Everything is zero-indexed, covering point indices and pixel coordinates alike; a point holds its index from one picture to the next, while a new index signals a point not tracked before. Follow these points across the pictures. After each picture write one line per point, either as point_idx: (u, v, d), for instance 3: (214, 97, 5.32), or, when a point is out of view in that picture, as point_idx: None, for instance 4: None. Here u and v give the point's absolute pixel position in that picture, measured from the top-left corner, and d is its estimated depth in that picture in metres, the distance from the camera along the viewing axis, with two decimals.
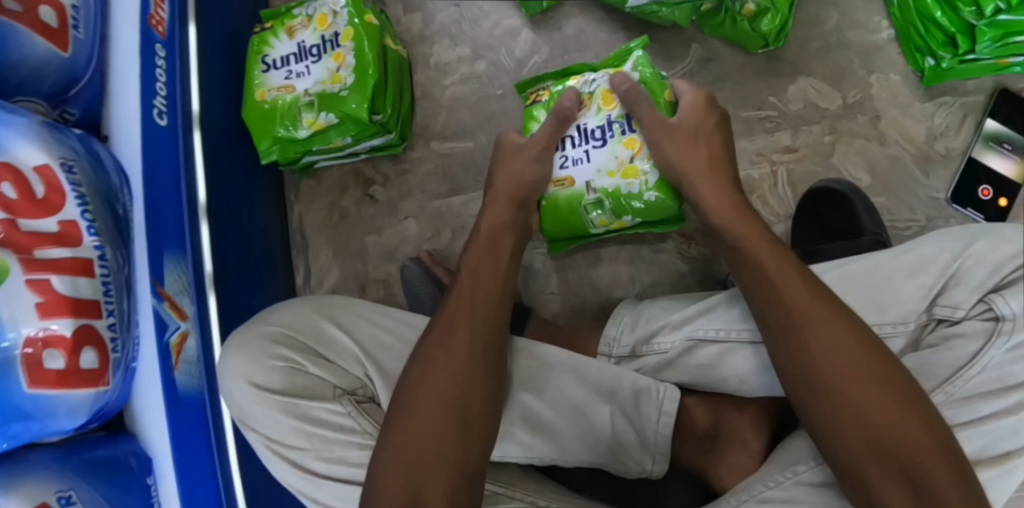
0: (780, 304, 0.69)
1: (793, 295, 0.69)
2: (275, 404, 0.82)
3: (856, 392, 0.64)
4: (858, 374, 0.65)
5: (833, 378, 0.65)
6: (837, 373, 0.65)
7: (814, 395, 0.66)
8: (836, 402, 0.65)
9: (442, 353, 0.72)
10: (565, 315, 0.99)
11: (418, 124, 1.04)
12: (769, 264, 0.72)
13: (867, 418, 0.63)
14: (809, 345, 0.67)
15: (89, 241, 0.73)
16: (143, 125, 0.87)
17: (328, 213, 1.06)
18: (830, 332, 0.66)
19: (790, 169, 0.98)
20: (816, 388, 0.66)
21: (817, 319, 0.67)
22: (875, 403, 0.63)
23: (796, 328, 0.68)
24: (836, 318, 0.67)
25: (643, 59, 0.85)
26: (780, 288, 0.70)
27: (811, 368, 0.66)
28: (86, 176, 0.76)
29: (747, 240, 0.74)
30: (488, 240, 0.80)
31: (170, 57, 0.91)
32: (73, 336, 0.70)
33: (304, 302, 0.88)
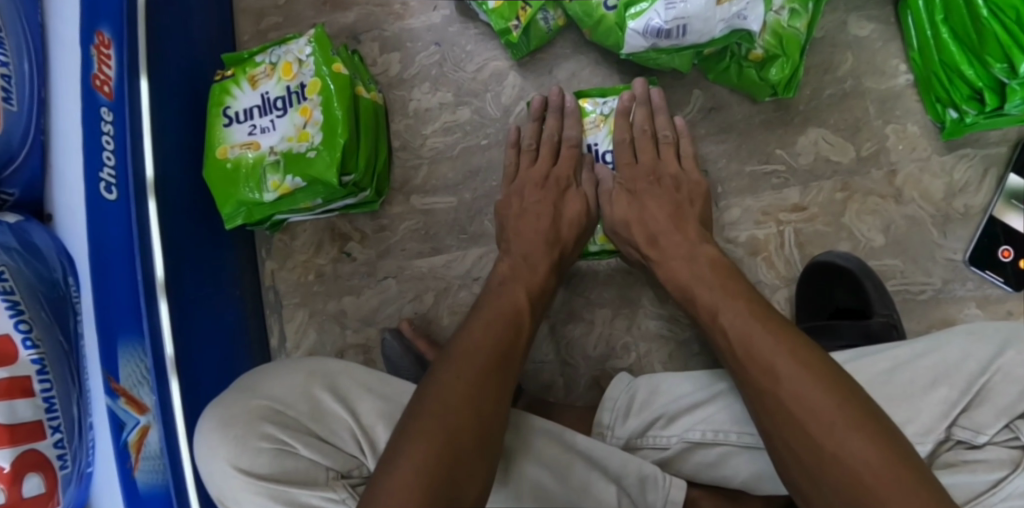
0: (748, 354, 0.65)
1: (761, 341, 0.65)
2: (264, 493, 0.70)
3: (836, 439, 0.59)
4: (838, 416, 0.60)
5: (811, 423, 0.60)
6: (820, 415, 0.60)
7: (794, 443, 0.61)
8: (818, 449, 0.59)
9: (436, 388, 0.64)
10: (557, 386, 0.93)
11: (397, 177, 0.96)
12: (733, 319, 0.68)
13: (851, 466, 0.58)
14: (787, 389, 0.62)
15: (26, 356, 0.69)
16: (88, 201, 0.78)
17: (301, 271, 0.98)
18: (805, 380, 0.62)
19: (798, 229, 0.91)
20: (794, 434, 0.61)
21: (792, 362, 0.63)
22: (866, 454, 0.58)
23: (770, 372, 0.63)
24: (811, 362, 0.63)
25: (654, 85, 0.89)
26: (754, 332, 0.66)
27: (789, 416, 0.61)
28: (21, 277, 0.71)
29: (725, 311, 0.69)
30: (496, 311, 0.72)
31: (118, 120, 0.81)
32: (12, 467, 0.65)
33: (296, 366, 0.76)
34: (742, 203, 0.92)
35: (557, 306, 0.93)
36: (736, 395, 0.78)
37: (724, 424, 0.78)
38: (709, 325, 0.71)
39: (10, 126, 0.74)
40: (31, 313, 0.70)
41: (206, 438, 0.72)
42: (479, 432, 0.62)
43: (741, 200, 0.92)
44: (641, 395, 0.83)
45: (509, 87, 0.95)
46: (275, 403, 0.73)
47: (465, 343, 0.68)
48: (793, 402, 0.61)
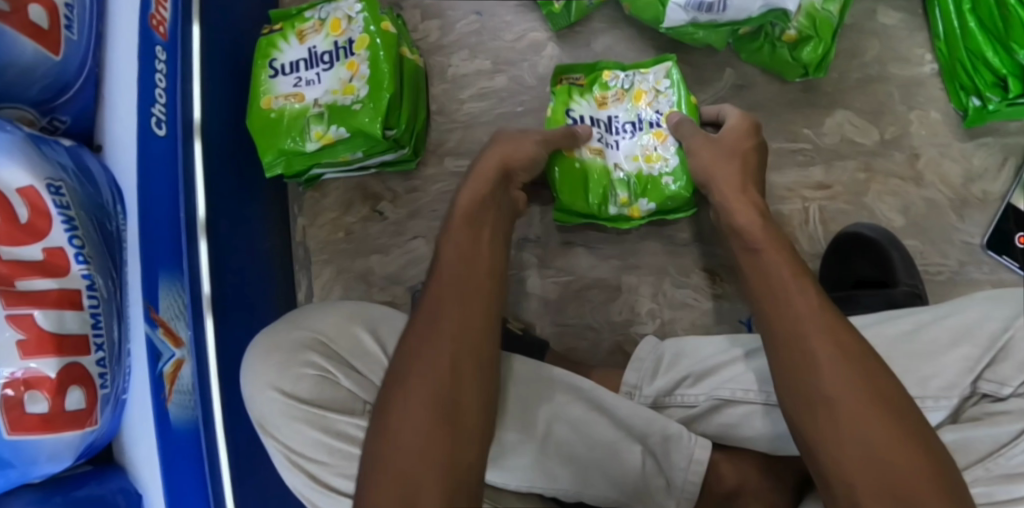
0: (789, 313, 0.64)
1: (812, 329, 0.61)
2: (302, 417, 0.71)
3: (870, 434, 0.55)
4: (875, 418, 0.56)
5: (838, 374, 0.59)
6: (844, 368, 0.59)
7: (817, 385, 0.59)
8: (845, 436, 0.56)
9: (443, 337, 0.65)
10: (581, 350, 0.94)
11: (432, 140, 0.98)
12: (775, 302, 0.64)
13: (870, 450, 0.55)
14: (822, 377, 0.58)
15: (77, 270, 0.69)
16: (138, 136, 0.79)
17: (331, 229, 0.99)
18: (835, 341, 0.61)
19: (823, 206, 0.94)
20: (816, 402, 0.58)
21: (836, 353, 0.59)
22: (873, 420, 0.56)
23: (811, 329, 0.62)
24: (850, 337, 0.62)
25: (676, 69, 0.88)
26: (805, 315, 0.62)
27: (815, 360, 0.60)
28: (76, 195, 0.71)
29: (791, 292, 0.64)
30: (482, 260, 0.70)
31: (171, 61, 0.83)
32: (57, 377, 0.66)
33: (339, 306, 0.78)
34: (767, 179, 0.94)
35: (584, 272, 0.95)
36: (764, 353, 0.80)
37: (753, 382, 0.79)
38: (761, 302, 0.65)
39: (69, 53, 0.75)
40: (83, 230, 0.70)
41: (251, 363, 0.74)
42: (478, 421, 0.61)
43: (767, 175, 0.94)
44: (667, 358, 0.86)
45: (547, 58, 0.97)
46: (320, 334, 0.75)
47: (434, 330, 0.64)
48: (826, 389, 0.58)
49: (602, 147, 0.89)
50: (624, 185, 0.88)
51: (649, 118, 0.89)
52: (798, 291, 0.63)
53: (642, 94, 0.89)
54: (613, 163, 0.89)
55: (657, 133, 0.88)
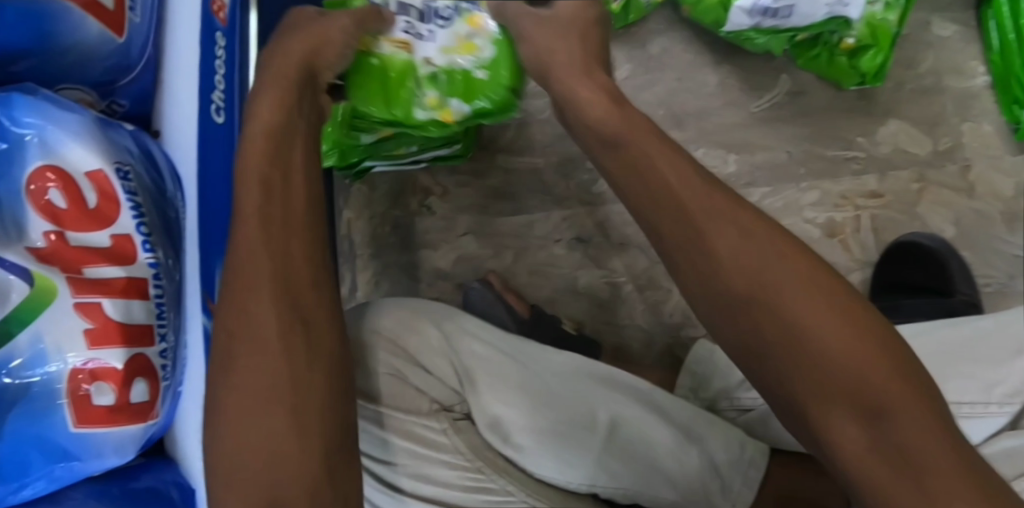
0: (678, 230, 0.55)
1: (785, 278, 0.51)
2: (371, 415, 0.75)
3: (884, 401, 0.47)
4: (884, 373, 0.48)
5: (763, 294, 0.51)
6: (759, 282, 0.52)
7: (732, 306, 0.52)
8: (812, 370, 0.49)
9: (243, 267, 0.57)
10: (630, 350, 0.94)
11: (484, 136, 0.97)
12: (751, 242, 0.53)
13: (857, 384, 0.48)
14: (810, 333, 0.49)
15: (143, 258, 0.67)
16: (199, 123, 0.77)
17: (378, 222, 0.97)
18: (733, 237, 0.53)
19: (874, 214, 0.94)
20: (784, 339, 0.50)
21: (821, 312, 0.50)
22: (834, 344, 0.49)
23: (696, 236, 0.54)
24: (753, 235, 0.53)
25: None
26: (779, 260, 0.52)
27: (720, 282, 0.53)
28: (142, 180, 0.69)
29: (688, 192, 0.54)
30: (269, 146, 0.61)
31: (229, 47, 0.82)
32: (124, 369, 0.64)
33: (404, 303, 0.81)
34: (821, 186, 0.94)
35: (636, 273, 0.95)
36: None
37: None
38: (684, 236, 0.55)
39: (133, 34, 0.72)
40: (148, 216, 0.69)
41: None
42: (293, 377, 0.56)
43: (820, 182, 0.94)
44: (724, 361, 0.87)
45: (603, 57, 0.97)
46: (387, 333, 0.78)
47: (248, 313, 0.56)
48: (810, 332, 0.49)
49: (409, 38, 0.75)
50: (433, 82, 0.77)
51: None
52: (721, 200, 0.54)
53: None
54: (422, 57, 0.76)
55: (476, 17, 0.74)
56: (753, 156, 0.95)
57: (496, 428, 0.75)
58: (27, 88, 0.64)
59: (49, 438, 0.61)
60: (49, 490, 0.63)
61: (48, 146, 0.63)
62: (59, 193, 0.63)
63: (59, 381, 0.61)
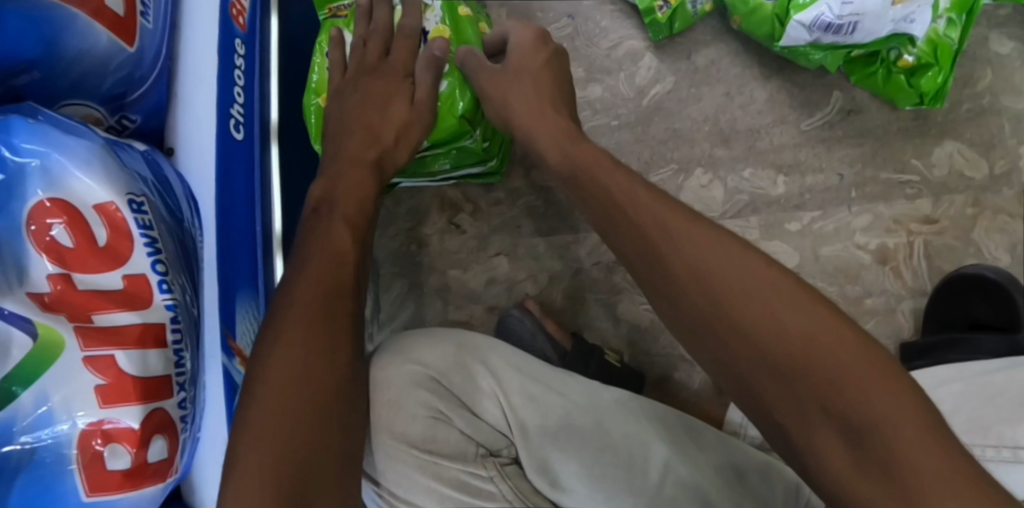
0: (642, 243, 0.56)
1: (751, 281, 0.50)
2: (413, 462, 0.65)
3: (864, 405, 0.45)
4: (839, 345, 0.47)
5: (726, 295, 0.50)
6: (722, 284, 0.51)
7: (701, 307, 0.51)
8: (774, 355, 0.48)
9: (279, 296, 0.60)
10: (673, 381, 0.89)
11: (517, 151, 0.90)
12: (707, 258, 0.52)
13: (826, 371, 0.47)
14: (815, 352, 0.47)
15: (160, 301, 0.59)
16: (217, 141, 0.69)
17: (404, 240, 0.90)
18: (691, 239, 0.53)
19: (928, 241, 0.89)
20: (716, 327, 0.50)
21: (794, 323, 0.48)
22: (802, 325, 0.48)
23: (664, 233, 0.55)
24: (699, 232, 0.54)
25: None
26: (733, 273, 0.51)
27: (683, 281, 0.52)
28: (157, 211, 0.61)
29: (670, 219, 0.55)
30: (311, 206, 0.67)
31: (250, 56, 0.73)
32: (142, 428, 0.56)
33: (445, 334, 0.71)
34: (874, 209, 0.89)
35: None
36: None
37: None
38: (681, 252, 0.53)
39: (144, 42, 0.65)
40: (165, 252, 0.61)
41: None
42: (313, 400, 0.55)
43: (873, 206, 0.89)
44: None
45: (645, 69, 0.90)
46: (430, 371, 0.69)
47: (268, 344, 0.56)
48: (746, 316, 0.49)
49: None
50: None
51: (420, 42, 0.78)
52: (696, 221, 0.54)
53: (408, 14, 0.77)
54: None
55: None
56: (803, 178, 0.89)
57: (546, 471, 0.69)
58: (27, 108, 0.57)
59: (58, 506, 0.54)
60: None
61: (52, 175, 0.56)
62: (66, 231, 0.55)
63: (68, 445, 0.54)
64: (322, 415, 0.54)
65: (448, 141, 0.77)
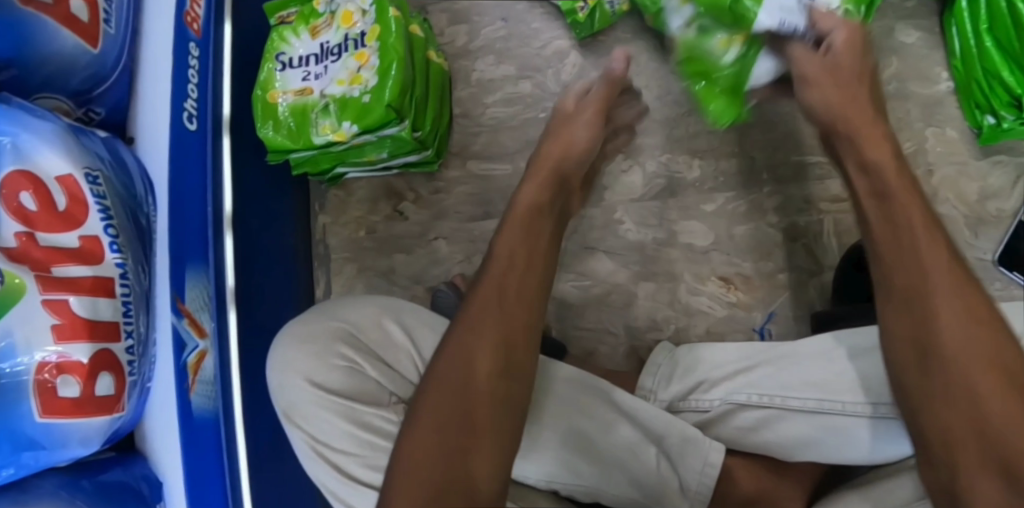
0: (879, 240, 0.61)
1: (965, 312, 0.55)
2: (331, 407, 0.72)
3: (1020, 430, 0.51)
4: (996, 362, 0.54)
5: (917, 297, 0.57)
6: (911, 281, 0.58)
7: (911, 309, 0.57)
8: (949, 359, 0.54)
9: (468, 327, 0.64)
10: (598, 354, 0.96)
11: (455, 143, 1.00)
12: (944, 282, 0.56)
13: (977, 376, 0.53)
14: (969, 367, 0.54)
15: (111, 259, 0.70)
16: (172, 130, 0.81)
17: (354, 227, 1.00)
18: (918, 240, 0.59)
19: (837, 219, 0.95)
20: (910, 325, 0.57)
21: (974, 344, 0.54)
22: (970, 337, 0.54)
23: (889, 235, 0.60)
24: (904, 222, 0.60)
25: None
26: (963, 313, 0.55)
27: (895, 284, 0.58)
28: (111, 184, 0.72)
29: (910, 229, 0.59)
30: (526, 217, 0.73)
31: (204, 57, 0.85)
32: (90, 363, 0.66)
33: (370, 299, 0.79)
34: (784, 191, 0.96)
35: (603, 277, 0.97)
36: (778, 358, 0.83)
37: (769, 388, 0.81)
38: (901, 275, 0.58)
39: (107, 46, 0.77)
40: (118, 220, 0.71)
41: (284, 351, 0.76)
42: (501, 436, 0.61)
43: (785, 188, 0.96)
44: (678, 365, 0.88)
45: (571, 65, 0.99)
46: (351, 327, 0.77)
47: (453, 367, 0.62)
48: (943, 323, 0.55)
49: (307, 84, 0.89)
50: (327, 112, 0.87)
51: (356, 40, 0.88)
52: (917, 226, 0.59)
53: (347, 16, 0.89)
54: (319, 92, 0.88)
55: (359, 55, 0.87)
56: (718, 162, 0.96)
57: None
58: (3, 97, 0.67)
59: (15, 428, 0.64)
60: (15, 477, 0.66)
61: (22, 152, 0.66)
62: (31, 196, 0.66)
63: (28, 374, 0.64)
64: (476, 435, 0.60)
65: (375, 127, 0.85)
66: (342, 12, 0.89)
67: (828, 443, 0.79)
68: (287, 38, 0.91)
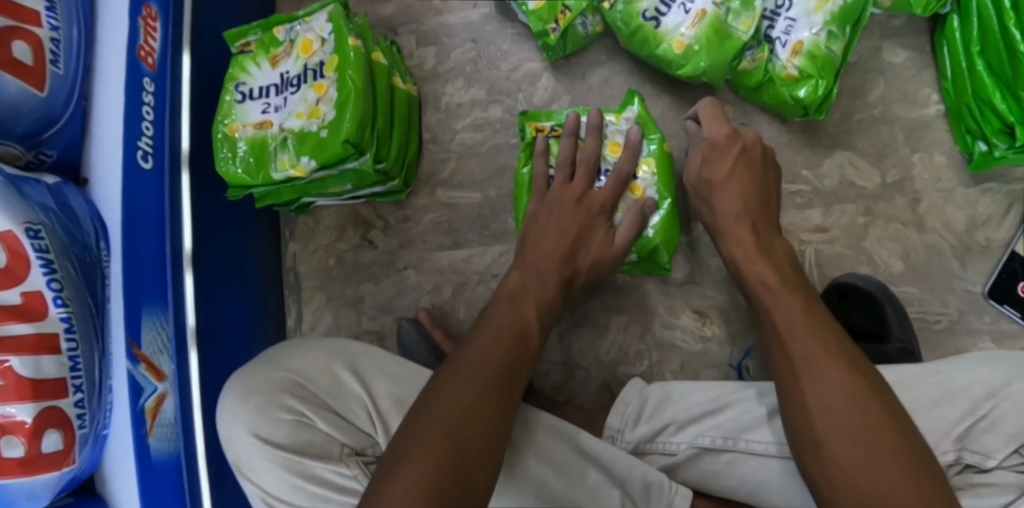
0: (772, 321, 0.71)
1: (828, 397, 0.64)
2: (279, 462, 0.73)
3: (867, 465, 0.61)
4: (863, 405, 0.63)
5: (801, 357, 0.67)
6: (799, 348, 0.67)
7: (798, 365, 0.67)
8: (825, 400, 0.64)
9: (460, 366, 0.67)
10: (568, 387, 0.94)
11: (424, 170, 0.98)
12: (810, 370, 0.66)
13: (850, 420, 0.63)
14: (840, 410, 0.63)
15: (56, 313, 0.68)
16: (125, 170, 0.79)
17: (322, 255, 1.00)
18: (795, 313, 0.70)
19: (819, 249, 0.92)
20: (792, 377, 0.67)
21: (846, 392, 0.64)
22: (839, 386, 0.64)
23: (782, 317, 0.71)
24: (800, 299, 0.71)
25: (336, 19, 0.85)
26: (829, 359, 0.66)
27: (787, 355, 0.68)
28: (56, 237, 0.69)
29: (781, 304, 0.72)
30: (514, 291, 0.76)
31: (159, 92, 0.84)
32: (33, 423, 0.65)
33: (319, 345, 0.79)
34: None
35: (573, 309, 0.95)
36: (742, 401, 0.81)
37: (733, 431, 0.80)
38: (779, 364, 0.68)
39: (54, 87, 0.75)
40: (63, 273, 0.69)
41: (229, 403, 0.76)
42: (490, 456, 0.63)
43: None
44: (648, 401, 0.86)
45: (542, 89, 0.97)
46: (296, 376, 0.77)
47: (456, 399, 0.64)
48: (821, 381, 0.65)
49: (267, 117, 0.87)
50: (286, 146, 0.85)
51: (315, 70, 0.86)
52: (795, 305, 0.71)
53: (307, 46, 0.86)
54: (278, 126, 0.86)
55: (319, 86, 0.85)
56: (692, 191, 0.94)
57: None
58: None
59: None
60: None
61: None
62: None
63: None
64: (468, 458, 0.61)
65: (334, 162, 0.83)
66: (301, 41, 0.87)
67: (793, 489, 0.77)
68: (247, 67, 0.89)
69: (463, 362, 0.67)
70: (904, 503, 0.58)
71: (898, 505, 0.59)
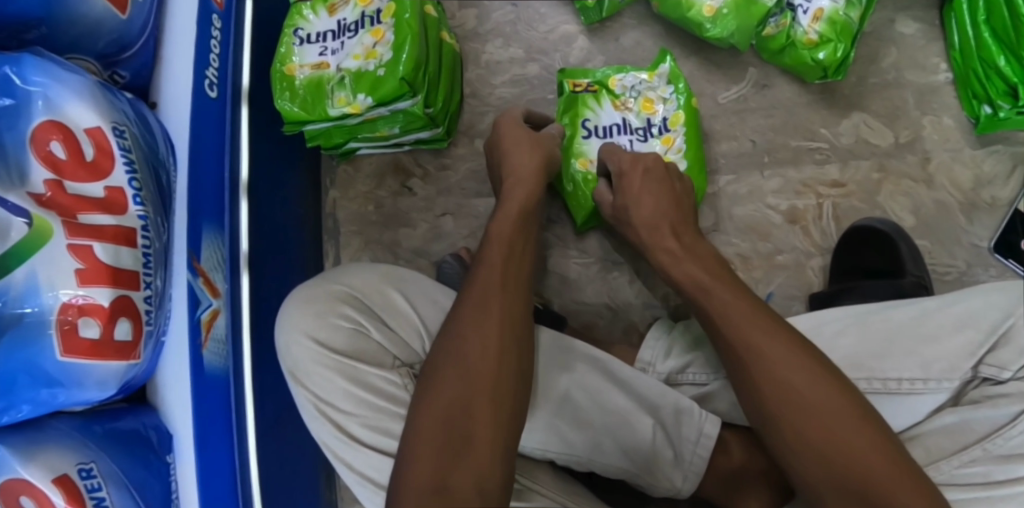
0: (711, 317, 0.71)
1: (787, 378, 0.64)
2: (332, 366, 0.76)
3: (830, 436, 0.61)
4: (823, 382, 0.64)
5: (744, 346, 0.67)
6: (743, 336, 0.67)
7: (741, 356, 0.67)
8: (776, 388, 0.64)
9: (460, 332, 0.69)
10: (597, 327, 0.99)
11: (463, 123, 1.04)
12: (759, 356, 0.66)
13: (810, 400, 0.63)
14: (798, 392, 0.63)
15: (133, 211, 0.72)
16: (193, 95, 0.84)
17: (361, 202, 1.04)
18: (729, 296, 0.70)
19: (836, 203, 0.98)
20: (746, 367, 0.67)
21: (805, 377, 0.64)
22: (791, 371, 0.64)
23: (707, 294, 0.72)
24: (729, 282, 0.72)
25: None
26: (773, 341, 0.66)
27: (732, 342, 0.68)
28: (137, 141, 0.74)
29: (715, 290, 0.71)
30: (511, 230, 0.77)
31: (225, 29, 0.90)
32: (110, 306, 0.68)
33: (373, 268, 0.83)
34: (784, 173, 0.99)
35: (602, 253, 1.00)
36: None
37: None
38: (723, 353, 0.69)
39: (135, 12, 0.78)
40: (141, 174, 0.73)
41: (288, 313, 0.80)
42: (500, 414, 0.64)
43: (784, 171, 0.99)
44: (680, 337, 0.90)
45: (578, 49, 1.03)
46: (353, 290, 0.80)
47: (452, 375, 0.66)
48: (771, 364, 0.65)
49: (324, 59, 0.92)
50: (343, 85, 0.90)
51: (372, 17, 0.92)
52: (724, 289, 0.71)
53: None
54: (335, 67, 0.92)
55: (376, 31, 0.91)
56: (717, 145, 1.00)
57: None
58: (37, 51, 0.70)
59: (35, 364, 0.65)
60: (32, 413, 0.69)
61: (52, 102, 0.69)
62: (60, 144, 0.68)
63: (50, 313, 0.66)
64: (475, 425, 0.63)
65: (387, 100, 0.88)
66: None
67: None
68: (304, 13, 0.95)
69: (460, 327, 0.69)
70: (876, 470, 0.59)
71: (871, 473, 0.59)
